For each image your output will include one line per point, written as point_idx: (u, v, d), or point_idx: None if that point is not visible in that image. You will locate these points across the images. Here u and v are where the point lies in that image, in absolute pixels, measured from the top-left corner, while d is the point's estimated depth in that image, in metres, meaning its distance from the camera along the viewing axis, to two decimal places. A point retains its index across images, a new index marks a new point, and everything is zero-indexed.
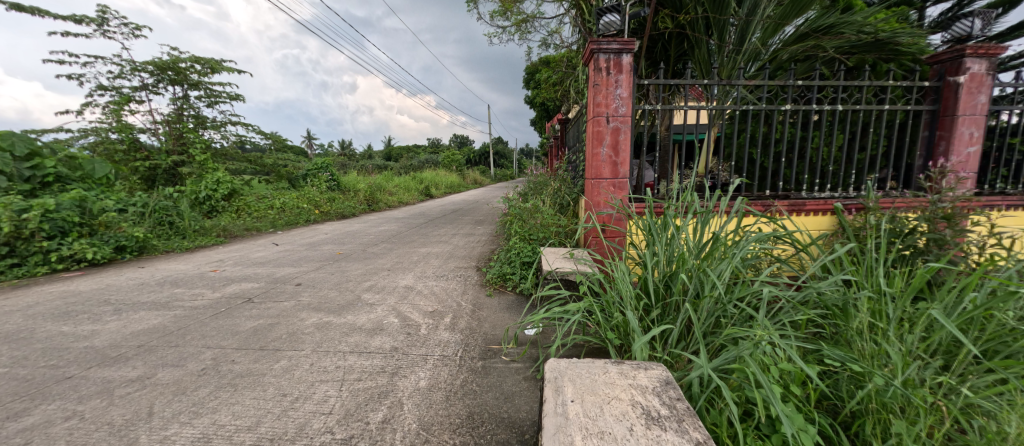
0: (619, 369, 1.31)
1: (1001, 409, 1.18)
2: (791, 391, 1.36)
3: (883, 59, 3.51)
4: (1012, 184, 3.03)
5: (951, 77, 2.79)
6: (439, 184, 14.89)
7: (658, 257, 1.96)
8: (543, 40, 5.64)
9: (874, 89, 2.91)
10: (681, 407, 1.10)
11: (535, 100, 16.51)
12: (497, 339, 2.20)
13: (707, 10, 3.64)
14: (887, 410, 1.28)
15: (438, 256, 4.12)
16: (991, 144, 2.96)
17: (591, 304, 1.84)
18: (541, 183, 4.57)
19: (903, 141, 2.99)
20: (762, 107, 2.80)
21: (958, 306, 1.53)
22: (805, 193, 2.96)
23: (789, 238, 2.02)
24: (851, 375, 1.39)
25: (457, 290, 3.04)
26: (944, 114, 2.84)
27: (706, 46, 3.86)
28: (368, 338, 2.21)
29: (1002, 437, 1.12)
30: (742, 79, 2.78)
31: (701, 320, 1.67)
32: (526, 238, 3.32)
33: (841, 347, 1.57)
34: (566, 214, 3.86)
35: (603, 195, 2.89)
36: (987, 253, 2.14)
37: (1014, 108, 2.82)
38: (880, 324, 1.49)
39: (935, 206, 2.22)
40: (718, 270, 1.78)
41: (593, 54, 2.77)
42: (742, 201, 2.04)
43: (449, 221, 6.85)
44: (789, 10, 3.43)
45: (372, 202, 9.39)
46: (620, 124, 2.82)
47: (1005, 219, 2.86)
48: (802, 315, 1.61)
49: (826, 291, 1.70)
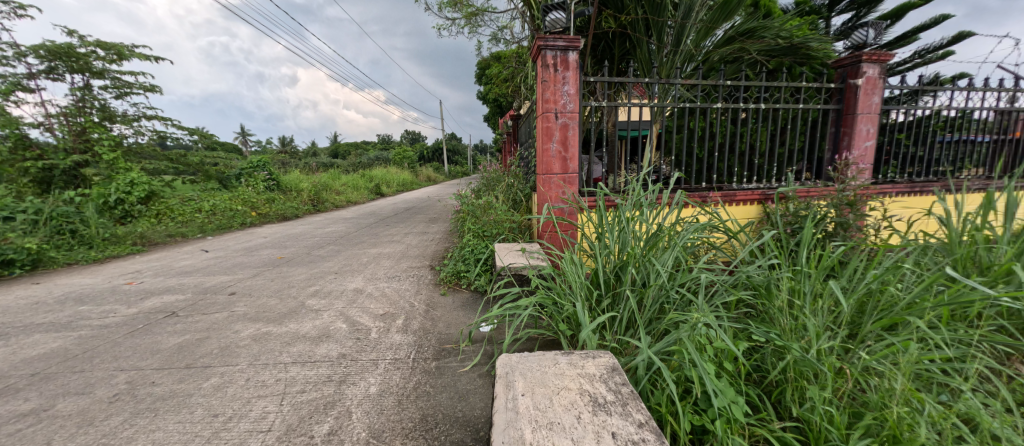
0: (569, 359, 1.34)
1: (891, 369, 1.37)
2: (725, 367, 1.47)
3: (798, 62, 3.92)
4: (901, 174, 3.48)
5: (851, 81, 3.15)
6: (391, 182, 14.34)
7: (607, 249, 2.05)
8: (494, 35, 5.62)
9: (792, 90, 3.22)
10: (626, 391, 1.14)
11: (487, 94, 16.38)
12: (451, 339, 2.16)
13: (646, 12, 3.81)
14: (804, 378, 1.44)
15: (389, 257, 3.98)
16: (883, 139, 3.39)
17: (543, 296, 1.86)
18: (494, 179, 4.56)
19: (814, 137, 3.33)
20: (697, 105, 2.98)
21: (861, 281, 1.74)
22: (736, 185, 3.19)
23: (723, 226, 2.20)
24: (774, 348, 1.54)
25: (410, 290, 2.95)
26: (846, 113, 3.21)
27: (647, 46, 4.06)
28: (312, 346, 2.08)
29: (890, 392, 1.31)
30: (679, 78, 2.95)
31: (646, 307, 1.77)
32: (480, 236, 3.29)
33: (766, 322, 1.74)
34: (519, 210, 3.89)
35: (554, 190, 2.95)
36: (883, 235, 2.47)
37: (900, 108, 3.24)
38: (797, 302, 1.66)
39: (840, 195, 2.55)
40: (662, 259, 1.90)
41: (541, 51, 2.79)
42: (682, 194, 2.19)
43: (401, 219, 6.64)
44: (717, 14, 3.72)
45: (317, 202, 8.84)
46: (569, 120, 2.88)
47: (895, 205, 3.29)
48: (733, 296, 1.76)
49: (753, 274, 1.87)
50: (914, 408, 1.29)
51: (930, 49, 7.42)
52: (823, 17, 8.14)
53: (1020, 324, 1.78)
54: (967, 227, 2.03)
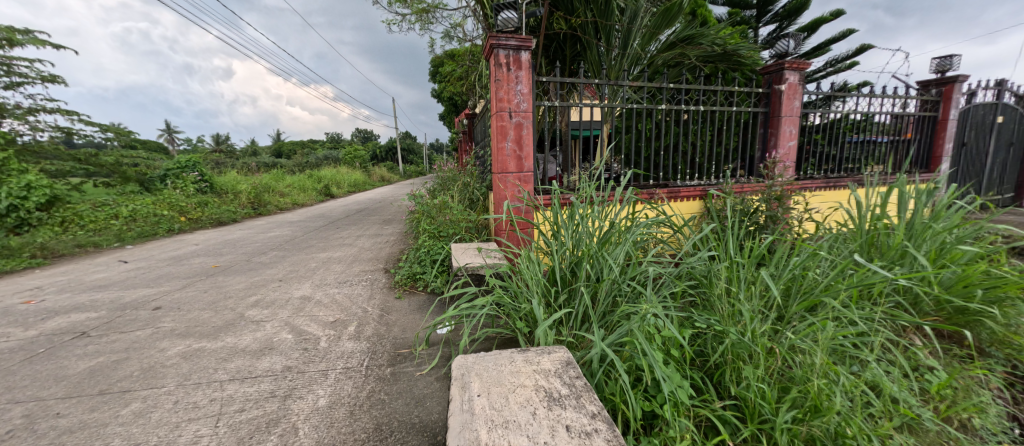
0: (524, 356, 1.34)
1: (811, 346, 1.53)
2: (671, 354, 1.56)
3: (731, 68, 4.25)
4: (819, 171, 3.90)
5: (777, 86, 3.47)
6: (341, 183, 13.66)
7: (562, 246, 2.09)
8: (446, 32, 5.54)
9: (726, 94, 3.48)
10: (580, 384, 1.17)
11: (442, 92, 16.13)
12: (407, 343, 2.10)
13: (595, 15, 3.94)
14: (740, 359, 1.56)
15: (339, 261, 3.79)
16: (803, 139, 3.77)
17: (500, 296, 1.86)
18: (450, 179, 4.50)
19: (747, 137, 3.63)
20: (644, 106, 3.13)
21: (786, 268, 1.93)
22: (680, 182, 3.40)
23: (669, 221, 2.33)
24: (715, 334, 1.66)
25: (363, 295, 2.83)
26: (773, 116, 3.52)
27: (596, 49, 4.18)
28: (253, 360, 1.93)
29: (811, 367, 1.46)
30: (626, 80, 3.08)
31: (600, 301, 1.83)
32: (436, 236, 3.23)
33: (707, 309, 1.87)
34: (476, 209, 3.87)
35: (510, 189, 2.96)
36: (805, 226, 2.74)
37: (817, 112, 3.61)
38: (734, 289, 1.80)
39: (768, 190, 2.80)
40: (614, 254, 1.98)
41: (493, 50, 2.79)
42: (632, 191, 2.30)
43: (353, 222, 6.35)
44: (661, 20, 3.92)
45: (258, 205, 8.22)
46: (523, 119, 2.90)
47: (815, 198, 3.67)
48: (678, 287, 1.87)
49: (695, 265, 2.00)
50: (831, 380, 1.45)
51: (839, 60, 8.38)
52: (751, 28, 8.95)
53: (911, 300, 2.06)
54: (870, 217, 2.32)
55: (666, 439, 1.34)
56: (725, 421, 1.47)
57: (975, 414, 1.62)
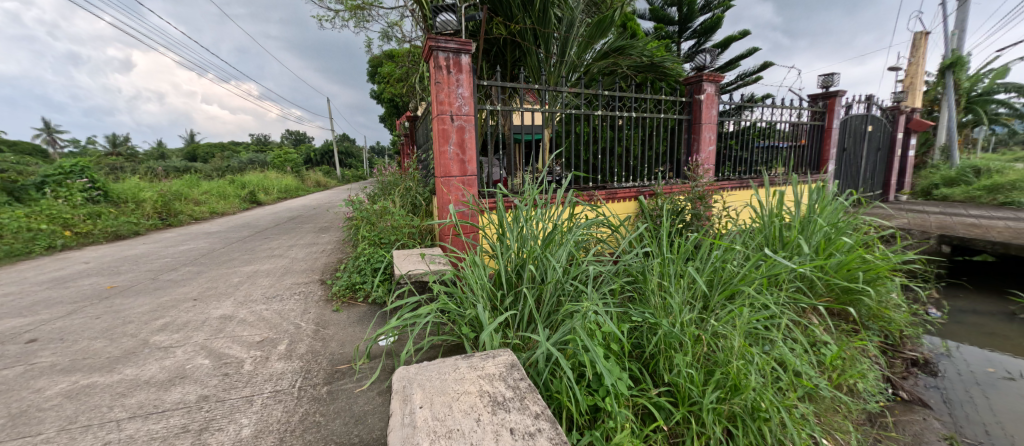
0: (468, 362, 1.32)
1: (731, 331, 1.69)
2: (611, 348, 1.64)
3: (658, 78, 4.59)
4: (734, 172, 4.34)
5: (697, 96, 3.81)
6: (270, 189, 12.56)
7: (507, 249, 2.10)
8: (384, 32, 5.34)
9: (655, 102, 3.75)
10: (524, 386, 1.18)
11: (382, 93, 15.51)
12: (346, 358, 1.98)
13: (533, 23, 4.04)
14: (671, 348, 1.69)
15: (268, 274, 3.47)
16: (721, 144, 4.18)
17: (444, 302, 1.82)
18: (391, 183, 4.33)
19: (674, 142, 3.93)
20: (581, 111, 3.27)
21: (710, 261, 2.12)
22: (617, 184, 3.58)
23: (607, 221, 2.46)
24: (650, 326, 1.77)
25: (295, 310, 2.61)
26: (695, 122, 3.86)
27: (536, 55, 4.28)
28: (160, 393, 1.69)
29: (731, 350, 1.62)
30: (565, 86, 3.19)
31: (545, 302, 1.87)
32: (376, 244, 3.08)
33: (642, 303, 1.99)
34: (420, 214, 3.76)
35: (454, 193, 2.92)
36: (724, 223, 3.03)
37: (731, 119, 4.02)
38: (665, 283, 1.94)
39: (693, 190, 3.05)
40: (557, 255, 2.03)
41: (433, 52, 2.74)
42: (572, 193, 2.38)
43: (284, 231, 5.86)
44: (594, 31, 4.13)
45: (168, 215, 7.26)
46: (465, 123, 2.88)
47: (731, 197, 4.08)
48: (617, 283, 1.97)
49: (631, 262, 2.13)
50: (747, 360, 1.62)
51: (747, 74, 9.46)
52: (675, 42, 9.79)
53: (809, 284, 2.37)
54: (775, 213, 2.62)
55: (607, 430, 1.40)
56: (660, 407, 1.58)
57: (859, 379, 1.91)
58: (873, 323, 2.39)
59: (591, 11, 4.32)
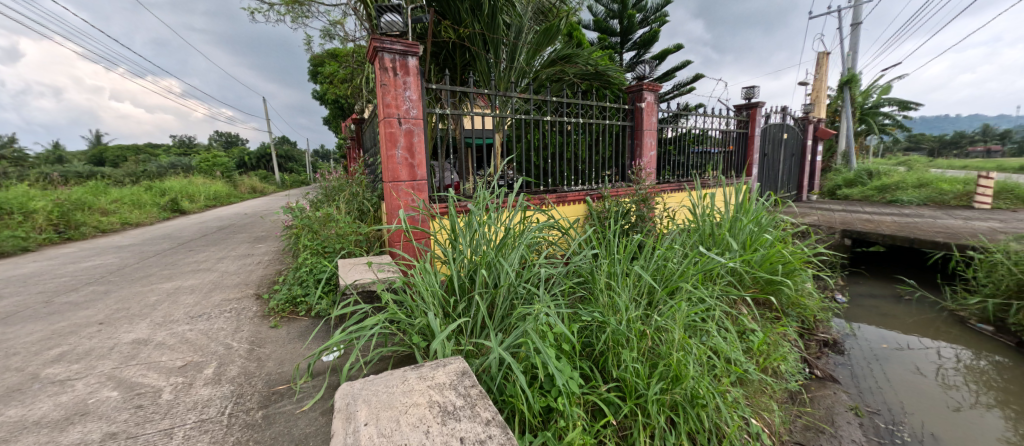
0: (418, 373, 1.28)
1: (672, 325, 1.80)
2: (562, 348, 1.67)
3: (602, 86, 4.81)
4: (673, 176, 4.65)
5: (638, 104, 4.04)
6: (196, 195, 11.39)
7: (459, 255, 2.07)
8: (325, 30, 5.08)
9: (600, 109, 3.92)
10: (474, 393, 1.16)
11: (324, 94, 14.71)
12: (285, 378, 1.83)
13: (482, 28, 4.05)
14: (619, 344, 1.76)
15: (193, 290, 3.13)
16: (661, 149, 4.46)
17: (393, 312, 1.75)
18: (336, 189, 4.11)
19: (618, 147, 4.12)
20: (531, 116, 3.32)
21: (652, 260, 2.24)
22: (567, 188, 3.67)
23: (558, 224, 2.51)
24: (599, 324, 1.84)
25: (225, 329, 2.38)
26: (637, 129, 4.08)
27: (485, 60, 4.30)
28: (54, 434, 1.45)
29: (672, 343, 1.72)
30: (514, 92, 3.23)
31: (498, 306, 1.87)
32: (319, 253, 2.90)
33: (591, 302, 2.06)
34: (367, 221, 3.60)
35: (403, 198, 2.83)
36: (665, 223, 3.24)
37: (669, 126, 4.31)
38: (612, 282, 2.02)
39: (637, 193, 3.23)
40: (509, 259, 2.04)
41: (377, 53, 2.65)
42: (524, 197, 2.40)
43: (213, 242, 5.33)
44: (542, 38, 4.24)
45: (66, 227, 6.31)
46: (413, 126, 2.81)
47: (671, 198, 4.36)
48: (567, 285, 2.02)
49: (581, 263, 2.19)
50: (687, 352, 1.73)
51: (682, 84, 10.21)
52: (617, 52, 10.32)
53: (738, 278, 2.59)
54: (708, 213, 2.84)
55: (559, 430, 1.43)
56: (609, 402, 1.64)
57: (781, 362, 2.13)
58: (792, 310, 2.67)
59: (539, 19, 4.44)
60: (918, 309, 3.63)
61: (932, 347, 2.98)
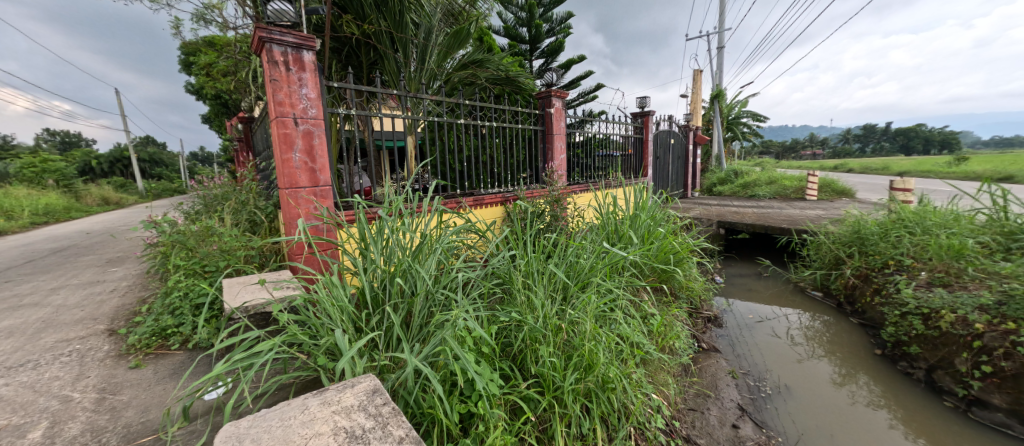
0: (321, 399, 1.16)
1: (583, 318, 1.92)
2: (482, 352, 1.67)
3: (514, 92, 4.95)
4: (581, 177, 4.98)
5: (548, 109, 4.24)
6: (16, 211, 8.89)
7: (370, 265, 1.93)
8: (197, 13, 4.38)
9: (512, 113, 4.03)
10: (386, 411, 1.10)
11: (201, 87, 12.66)
12: (150, 428, 1.52)
13: (389, 26, 3.89)
14: (536, 341, 1.82)
15: (11, 333, 2.43)
16: (570, 153, 4.75)
17: (294, 333, 1.56)
18: (219, 197, 3.56)
19: (532, 150, 4.27)
20: (444, 119, 3.26)
21: (565, 258, 2.36)
22: (483, 191, 3.66)
23: (475, 227, 2.50)
24: (517, 324, 1.87)
25: (63, 378, 1.89)
26: (548, 133, 4.28)
27: (393, 59, 4.13)
28: None
29: (584, 334, 1.84)
30: (426, 93, 3.15)
31: (416, 315, 1.79)
32: (198, 273, 2.48)
33: (510, 302, 2.10)
34: (261, 233, 3.18)
35: (304, 206, 2.54)
36: (576, 222, 3.45)
37: (576, 131, 4.61)
38: (529, 282, 2.08)
39: (550, 194, 3.38)
40: (426, 266, 1.97)
41: (264, 44, 2.34)
42: (440, 201, 2.34)
43: (44, 269, 4.21)
44: (452, 42, 4.23)
45: None
46: (312, 127, 2.55)
47: (581, 198, 4.66)
48: (485, 287, 2.02)
49: (499, 265, 2.21)
50: (597, 341, 1.86)
51: (587, 92, 11.05)
52: (527, 60, 10.76)
53: (639, 268, 2.88)
54: (612, 212, 3.10)
55: (480, 434, 1.42)
56: (528, 399, 1.68)
57: (675, 340, 2.41)
58: (683, 293, 3.04)
59: (449, 21, 4.41)
60: (773, 283, 4.43)
61: (783, 314, 3.66)
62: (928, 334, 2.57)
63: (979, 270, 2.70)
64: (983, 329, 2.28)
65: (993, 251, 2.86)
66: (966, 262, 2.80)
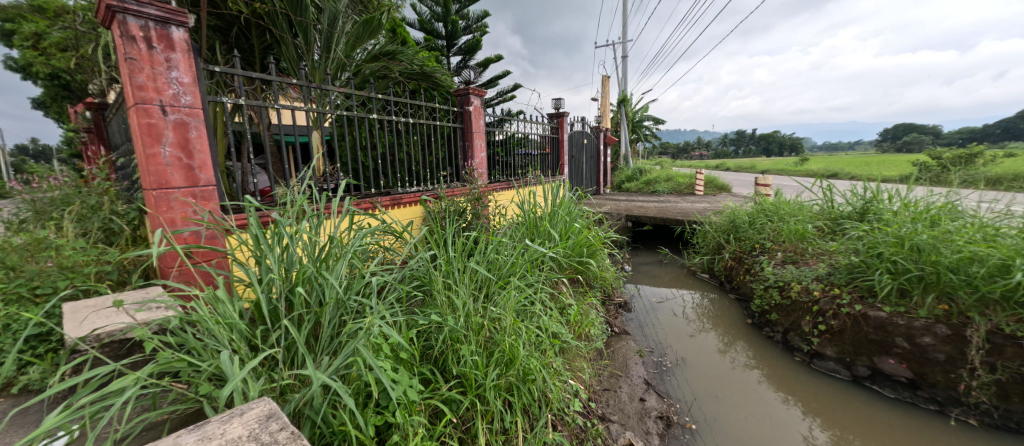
0: (200, 433, 0.99)
1: (503, 314, 1.94)
2: (400, 358, 1.59)
3: (431, 87, 4.77)
4: (502, 175, 5.06)
5: (466, 107, 4.20)
6: None
7: (267, 275, 1.71)
8: None
9: (429, 110, 3.90)
10: (283, 437, 0.98)
11: (27, 64, 10.03)
12: None
13: (285, 7, 3.50)
14: (457, 341, 1.79)
15: None
16: (490, 151, 4.78)
17: (165, 362, 1.31)
18: (57, 201, 2.85)
19: (451, 148, 4.20)
20: (354, 113, 3.02)
21: (486, 255, 2.37)
22: (401, 190, 3.48)
23: (390, 228, 2.38)
24: (437, 325, 1.83)
25: None
26: (467, 131, 4.24)
27: (292, 44, 3.79)
28: None
29: (504, 329, 1.87)
30: (331, 84, 2.88)
31: (324, 327, 1.63)
32: (24, 298, 1.95)
33: (430, 304, 2.03)
34: (121, 243, 2.62)
35: (179, 211, 2.10)
36: (497, 220, 3.48)
37: (496, 130, 4.65)
38: (449, 282, 2.04)
39: (471, 192, 3.35)
40: (335, 272, 1.81)
41: (114, 15, 1.90)
42: (349, 201, 2.16)
43: None
44: (361, 31, 3.99)
45: None
46: (187, 117, 2.13)
47: (502, 196, 4.71)
48: (403, 290, 1.93)
49: (417, 266, 2.13)
50: (518, 335, 1.91)
51: (505, 92, 11.25)
52: (444, 57, 10.58)
53: (556, 262, 3.01)
54: (530, 208, 3.20)
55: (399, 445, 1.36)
56: (450, 401, 1.65)
57: (590, 327, 2.58)
58: (596, 283, 3.27)
59: (357, 9, 4.12)
60: (671, 269, 5.00)
61: (680, 295, 4.15)
62: (784, 303, 3.12)
63: (816, 248, 3.37)
64: (819, 295, 2.84)
65: (825, 233, 3.58)
66: (808, 243, 3.47)
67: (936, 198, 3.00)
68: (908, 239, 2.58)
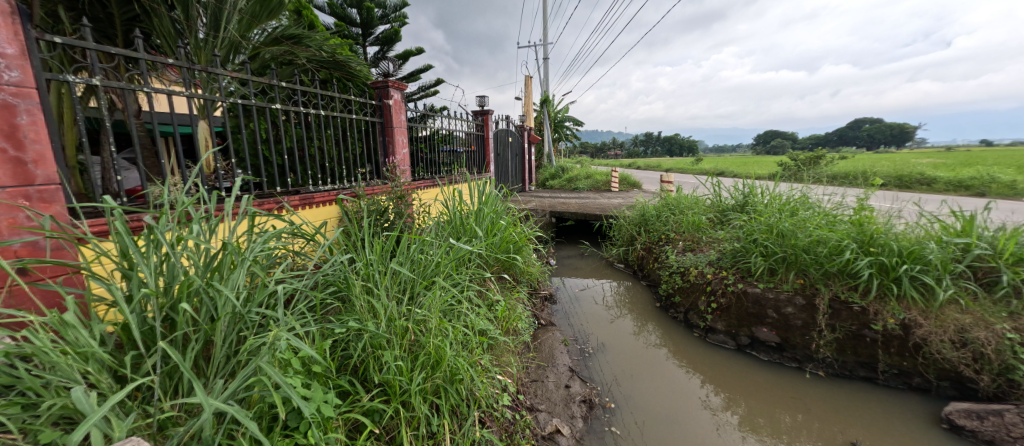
0: None
1: (429, 315, 1.88)
2: (312, 372, 1.45)
3: (345, 78, 4.38)
4: (427, 173, 4.91)
5: (386, 101, 3.98)
6: None
7: (138, 290, 1.42)
8: None
9: (344, 101, 3.61)
10: None
11: None
12: None
13: None
14: (379, 347, 1.69)
15: None
16: (413, 147, 4.59)
17: None
18: None
19: (370, 143, 3.95)
20: (252, 102, 2.66)
21: (410, 256, 2.27)
22: (312, 188, 3.16)
23: (299, 230, 2.15)
24: (356, 333, 1.70)
25: None
26: (388, 126, 4.01)
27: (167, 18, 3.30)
28: None
29: (429, 331, 1.81)
30: (222, 67, 2.49)
31: (216, 345, 1.42)
32: None
33: (347, 311, 1.89)
34: None
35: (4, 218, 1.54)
36: (422, 218, 3.37)
37: (419, 126, 4.46)
38: (368, 285, 1.91)
39: (393, 190, 3.19)
40: (230, 281, 1.58)
41: None
42: (247, 200, 1.90)
43: None
44: (259, 10, 3.68)
45: None
46: (16, 99, 1.56)
47: (426, 194, 4.57)
48: (315, 298, 1.76)
49: (331, 271, 1.96)
50: (444, 336, 1.87)
51: (428, 87, 10.94)
52: (359, 46, 9.92)
53: (483, 259, 3.02)
54: (456, 206, 3.16)
55: None
56: (372, 411, 1.56)
57: (518, 321, 2.64)
58: (523, 277, 3.36)
59: None
60: (592, 261, 5.33)
61: (599, 285, 4.45)
62: (685, 286, 3.53)
63: (709, 237, 3.87)
64: (712, 278, 3.27)
65: (715, 224, 4.13)
66: (702, 233, 3.96)
67: (793, 192, 3.65)
68: (774, 227, 3.13)
